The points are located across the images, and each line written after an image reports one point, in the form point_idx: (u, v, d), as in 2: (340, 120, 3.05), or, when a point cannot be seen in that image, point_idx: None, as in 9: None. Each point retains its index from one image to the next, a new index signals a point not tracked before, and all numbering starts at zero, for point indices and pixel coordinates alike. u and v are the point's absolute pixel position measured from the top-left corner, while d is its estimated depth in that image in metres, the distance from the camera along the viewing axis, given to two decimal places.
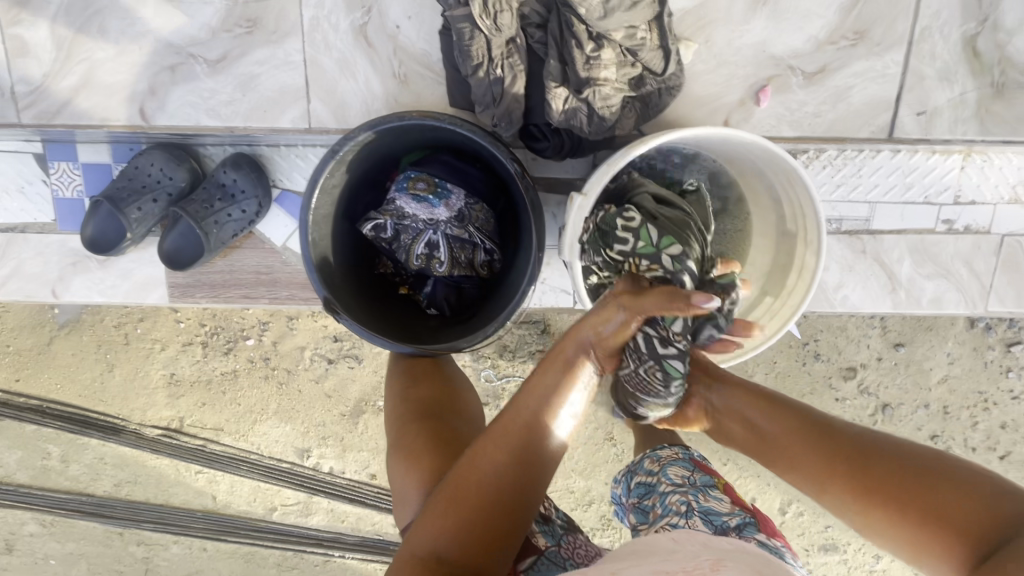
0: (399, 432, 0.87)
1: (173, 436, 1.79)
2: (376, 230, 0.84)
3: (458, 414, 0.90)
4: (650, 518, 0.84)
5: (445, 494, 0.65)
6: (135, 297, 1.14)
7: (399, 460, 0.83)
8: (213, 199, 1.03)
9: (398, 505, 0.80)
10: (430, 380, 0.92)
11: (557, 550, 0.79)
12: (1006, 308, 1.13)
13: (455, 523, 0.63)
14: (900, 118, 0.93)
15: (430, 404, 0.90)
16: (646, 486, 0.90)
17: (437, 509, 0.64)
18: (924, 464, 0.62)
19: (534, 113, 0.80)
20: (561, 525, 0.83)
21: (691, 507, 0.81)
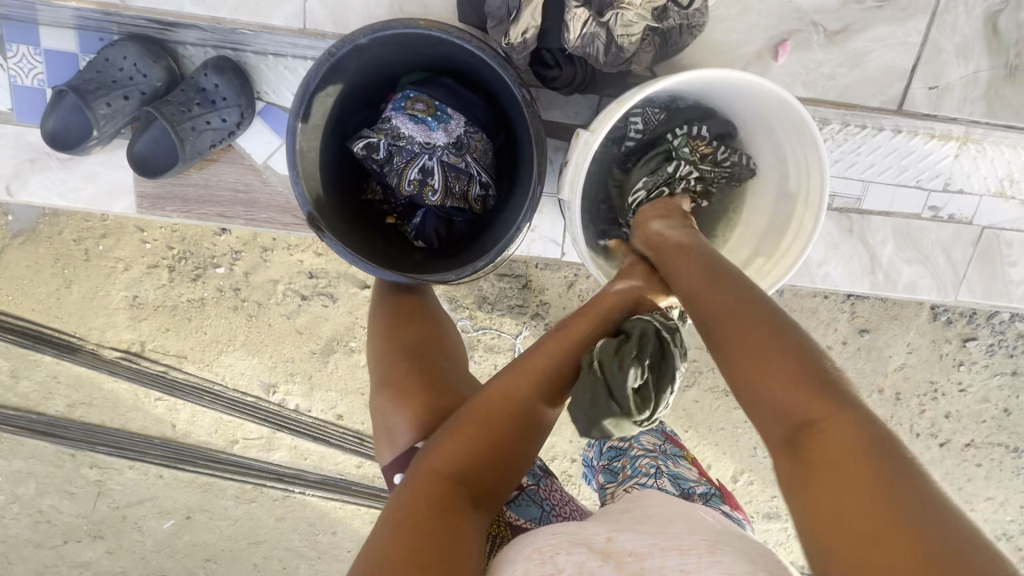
0: (385, 367, 0.82)
1: (133, 360, 1.74)
2: (368, 149, 0.80)
3: (448, 353, 0.85)
4: (618, 478, 0.85)
5: (465, 422, 0.66)
6: (99, 203, 1.07)
7: (387, 396, 0.79)
8: (191, 103, 0.96)
9: (383, 437, 0.78)
10: (418, 318, 0.86)
11: (536, 489, 0.77)
12: (974, 299, 1.16)
13: (476, 446, 0.64)
14: (913, 91, 1.01)
15: (420, 342, 0.84)
16: (617, 450, 0.91)
17: (457, 435, 0.65)
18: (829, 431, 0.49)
19: (550, 36, 0.75)
20: (541, 467, 0.81)
21: (660, 469, 0.83)
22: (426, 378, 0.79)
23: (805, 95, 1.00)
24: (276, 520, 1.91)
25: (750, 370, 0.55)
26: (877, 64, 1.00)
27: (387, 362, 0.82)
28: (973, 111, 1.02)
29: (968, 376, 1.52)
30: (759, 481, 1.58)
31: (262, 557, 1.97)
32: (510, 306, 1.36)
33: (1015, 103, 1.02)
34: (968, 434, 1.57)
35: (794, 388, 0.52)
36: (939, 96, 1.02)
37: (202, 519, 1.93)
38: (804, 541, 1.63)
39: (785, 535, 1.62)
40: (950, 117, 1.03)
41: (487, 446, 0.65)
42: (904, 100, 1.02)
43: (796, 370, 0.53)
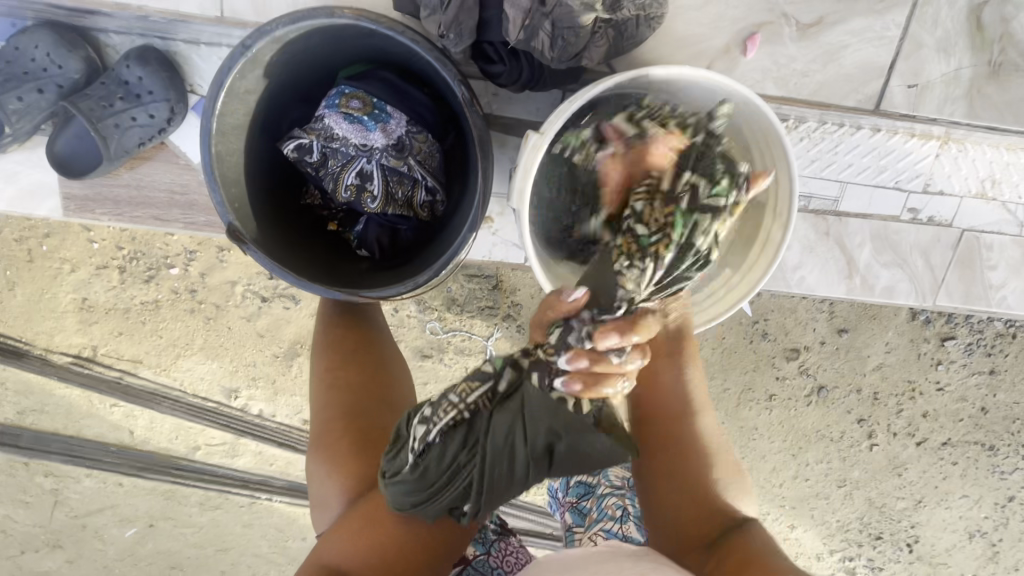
0: (321, 424, 0.76)
1: (85, 365, 1.65)
2: (300, 151, 0.72)
3: (390, 405, 0.79)
4: (586, 521, 0.79)
5: (364, 515, 0.66)
6: (21, 206, 0.98)
7: (320, 458, 0.74)
8: (113, 97, 0.87)
9: (317, 508, 0.73)
10: (360, 364, 0.80)
11: (485, 559, 0.74)
12: (952, 304, 1.12)
13: (371, 546, 0.64)
14: (890, 88, 0.96)
15: (359, 392, 0.78)
16: (586, 486, 0.82)
17: (357, 530, 0.65)
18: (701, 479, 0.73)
19: (490, 28, 0.68)
20: (494, 529, 0.76)
21: (627, 512, 0.78)
22: (359, 442, 0.74)
23: (776, 94, 0.95)
24: (243, 526, 1.84)
25: (669, 428, 0.77)
26: (854, 59, 0.94)
27: (322, 418, 0.76)
28: (952, 110, 0.97)
29: (946, 375, 1.50)
30: None
31: (230, 563, 1.91)
32: (478, 310, 1.29)
33: (994, 102, 0.97)
34: (945, 434, 1.55)
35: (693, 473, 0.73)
36: (917, 94, 0.96)
37: (166, 527, 1.87)
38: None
39: None
40: (927, 117, 0.98)
41: (376, 545, 0.63)
42: (880, 99, 0.96)
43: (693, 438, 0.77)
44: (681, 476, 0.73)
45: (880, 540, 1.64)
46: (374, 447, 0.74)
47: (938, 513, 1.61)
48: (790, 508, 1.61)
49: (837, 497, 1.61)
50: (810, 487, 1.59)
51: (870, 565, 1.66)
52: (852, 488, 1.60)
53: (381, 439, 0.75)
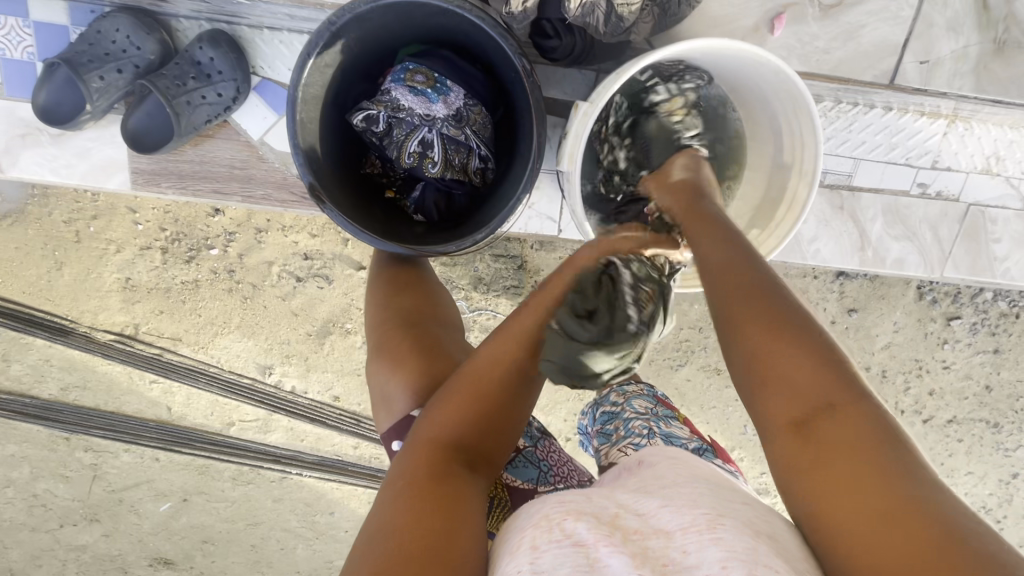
0: (381, 336, 0.83)
1: (127, 343, 1.73)
2: (367, 122, 0.80)
3: (443, 322, 0.85)
4: (613, 439, 0.87)
5: (458, 390, 0.66)
6: (93, 179, 1.06)
7: (380, 363, 0.80)
8: (186, 76, 0.95)
9: (379, 404, 0.79)
10: (415, 287, 0.87)
11: (533, 450, 0.79)
12: (959, 275, 1.19)
13: (469, 412, 0.65)
14: (905, 65, 1.03)
15: (414, 311, 0.84)
16: (610, 414, 0.92)
17: (452, 403, 0.65)
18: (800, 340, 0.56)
19: (549, 6, 0.75)
20: (537, 428, 0.82)
21: (653, 430, 0.84)
22: (419, 346, 0.80)
23: (797, 70, 1.02)
24: (273, 501, 1.92)
25: (729, 285, 0.61)
26: (870, 39, 1.01)
27: (382, 330, 0.83)
28: (962, 85, 1.04)
29: (952, 354, 1.57)
30: (748, 458, 1.62)
31: (259, 538, 1.98)
32: (505, 288, 1.36)
33: (1001, 79, 1.04)
34: (951, 411, 1.62)
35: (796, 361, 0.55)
36: (929, 70, 1.03)
37: (199, 501, 1.94)
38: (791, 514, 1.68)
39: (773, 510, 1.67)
40: (939, 91, 1.05)
41: (472, 411, 0.65)
42: (895, 74, 1.03)
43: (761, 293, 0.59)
44: (774, 367, 0.55)
45: None
46: (431, 351, 0.80)
47: None
48: None
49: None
50: None
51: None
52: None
53: (438, 345, 0.81)
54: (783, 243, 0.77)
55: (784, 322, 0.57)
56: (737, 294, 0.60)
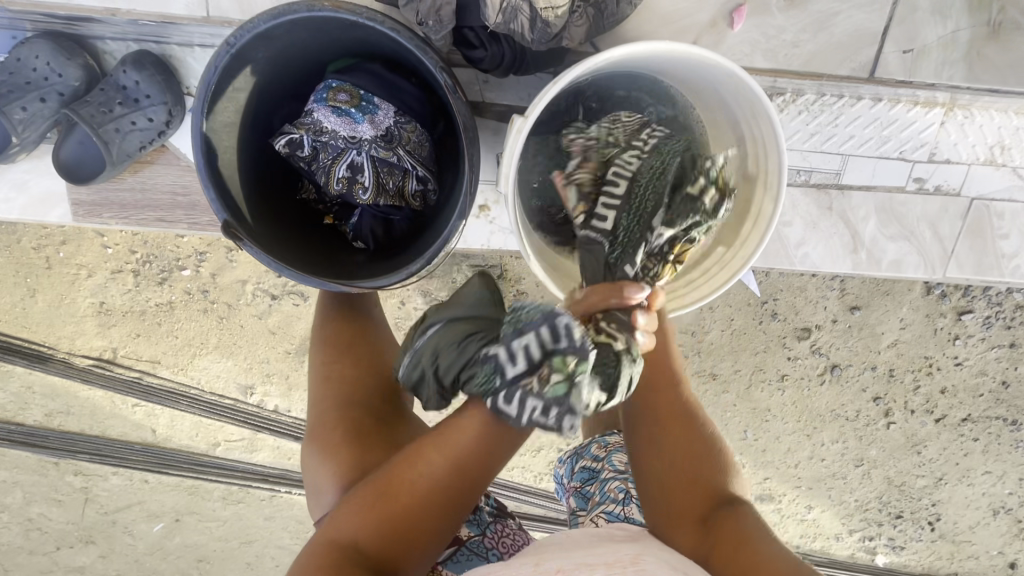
0: (317, 416, 0.76)
1: (106, 367, 1.70)
2: (291, 147, 0.74)
3: (384, 395, 0.79)
4: (589, 505, 0.81)
5: (376, 490, 0.58)
6: (32, 214, 1.01)
7: (313, 446, 0.74)
8: (112, 103, 0.89)
9: (312, 497, 0.72)
10: (356, 357, 0.81)
11: (480, 539, 0.73)
12: (964, 274, 1.10)
13: (378, 523, 0.56)
14: (885, 54, 0.93)
15: (354, 386, 0.78)
16: (590, 471, 0.85)
17: (365, 504, 0.58)
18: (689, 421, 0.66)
19: (470, 12, 0.68)
20: (489, 511, 0.76)
21: (630, 494, 0.78)
22: (354, 429, 0.74)
23: (766, 66, 0.93)
24: (265, 519, 1.89)
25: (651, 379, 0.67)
26: (847, 26, 0.92)
27: (318, 411, 0.76)
28: (952, 74, 0.94)
29: (964, 350, 1.46)
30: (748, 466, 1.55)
31: (254, 555, 1.96)
32: None
33: (996, 64, 0.94)
34: (966, 409, 1.52)
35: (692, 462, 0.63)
36: (914, 60, 0.94)
37: (191, 522, 1.92)
38: (797, 521, 1.63)
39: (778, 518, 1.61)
40: (927, 83, 0.95)
41: (385, 520, 0.56)
42: (875, 66, 0.94)
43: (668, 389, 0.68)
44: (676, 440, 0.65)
45: (901, 519, 1.62)
46: (370, 436, 0.74)
47: (960, 491, 1.58)
48: (806, 489, 1.60)
49: (855, 477, 1.59)
50: (827, 467, 1.58)
51: (892, 544, 1.64)
52: (870, 467, 1.58)
53: (380, 427, 0.75)
54: (746, 264, 0.70)
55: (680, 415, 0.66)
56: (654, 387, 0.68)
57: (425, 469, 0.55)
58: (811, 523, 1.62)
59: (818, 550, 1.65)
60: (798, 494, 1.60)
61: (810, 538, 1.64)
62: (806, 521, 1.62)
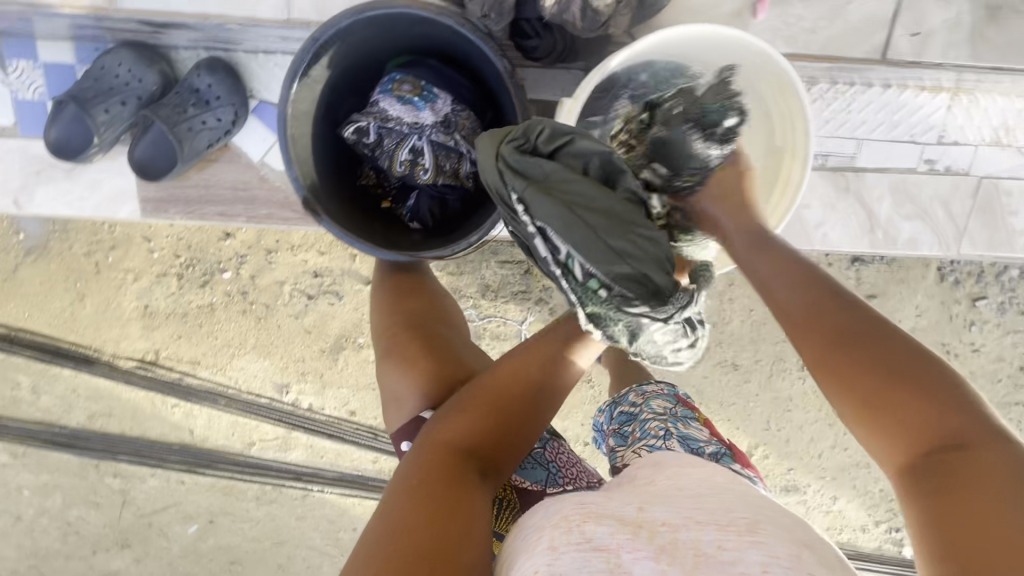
0: (386, 339, 0.82)
1: (148, 369, 1.77)
2: (359, 134, 0.82)
3: (447, 322, 0.85)
4: (628, 441, 0.89)
5: (477, 399, 0.69)
6: (106, 210, 1.10)
7: (391, 363, 0.79)
8: (186, 104, 0.98)
9: (389, 405, 0.78)
10: (422, 288, 0.87)
11: (541, 451, 0.77)
12: (977, 252, 1.16)
13: (488, 422, 0.67)
14: (895, 38, 1.02)
15: (420, 314, 0.83)
16: (629, 414, 0.95)
17: (467, 412, 0.67)
18: (896, 352, 0.57)
19: (527, 7, 0.76)
20: (547, 432, 0.79)
21: (669, 431, 0.87)
22: (426, 344, 0.79)
23: (787, 51, 1.02)
24: (298, 519, 1.92)
25: (828, 350, 0.60)
26: (857, 15, 1.01)
27: (389, 333, 0.82)
28: (958, 54, 1.03)
29: (981, 336, 1.51)
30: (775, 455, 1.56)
31: (286, 556, 1.98)
32: (513, 295, 1.27)
33: (999, 45, 1.03)
34: (986, 394, 1.55)
35: (923, 409, 0.53)
36: (921, 41, 1.02)
37: (225, 523, 1.95)
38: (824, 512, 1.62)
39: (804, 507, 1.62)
40: (935, 63, 1.03)
41: (494, 421, 0.67)
42: (886, 48, 1.02)
43: (863, 340, 0.59)
44: (881, 394, 0.56)
45: None
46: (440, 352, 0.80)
47: None
48: (831, 478, 1.59)
49: None
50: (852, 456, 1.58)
51: None
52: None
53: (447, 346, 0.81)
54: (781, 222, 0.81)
55: (862, 343, 0.58)
56: (836, 332, 0.60)
57: (526, 378, 0.71)
58: (838, 513, 1.62)
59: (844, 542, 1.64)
60: (824, 486, 1.60)
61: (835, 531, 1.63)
62: (833, 511, 1.62)
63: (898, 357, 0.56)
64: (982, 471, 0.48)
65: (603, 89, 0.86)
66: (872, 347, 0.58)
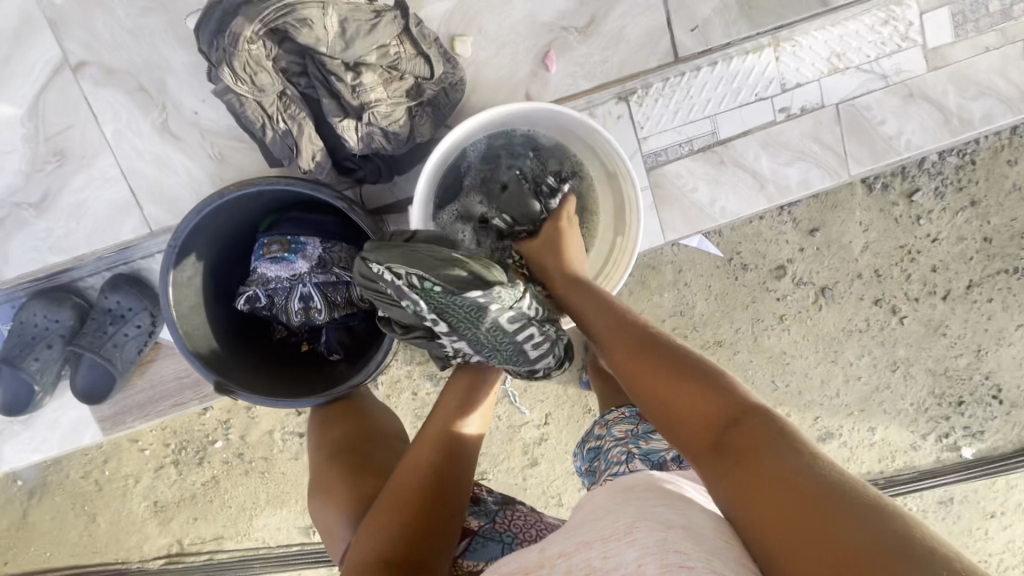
0: (314, 477, 0.82)
1: (178, 560, 1.74)
2: (251, 301, 0.88)
3: (372, 438, 0.85)
4: (598, 476, 0.89)
5: (387, 504, 0.68)
6: (70, 442, 1.15)
7: (319, 500, 0.79)
8: (104, 325, 1.04)
9: (328, 544, 0.76)
10: (340, 413, 0.87)
11: (491, 526, 0.75)
12: (868, 168, 1.20)
13: (402, 520, 0.66)
14: (678, 39, 1.11)
15: (345, 439, 0.84)
16: (596, 449, 0.93)
17: (381, 522, 0.66)
18: (679, 359, 0.66)
19: (339, 150, 0.93)
20: (494, 500, 0.79)
21: (631, 453, 0.86)
22: (344, 469, 0.79)
23: (592, 86, 1.11)
24: None
25: (632, 367, 0.68)
26: (635, 35, 1.10)
27: (313, 468, 0.83)
28: (739, 30, 1.12)
29: (933, 225, 1.40)
30: (795, 411, 1.49)
31: None
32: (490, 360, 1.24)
33: (769, 10, 1.12)
34: (965, 276, 1.42)
35: (697, 399, 0.61)
36: (701, 34, 1.11)
37: None
38: (869, 448, 1.52)
39: (849, 450, 1.51)
40: (722, 45, 1.12)
41: (408, 516, 0.66)
42: (675, 50, 1.11)
43: (654, 356, 0.67)
44: (670, 395, 0.63)
45: (965, 405, 1.48)
46: (363, 471, 0.79)
47: (1005, 352, 1.45)
48: (856, 412, 1.49)
49: (897, 382, 1.48)
50: (866, 384, 1.48)
51: (972, 432, 1.49)
52: (908, 366, 1.47)
53: (368, 461, 0.81)
54: (628, 267, 0.89)
55: (650, 359, 0.67)
56: (637, 350, 0.69)
57: (425, 467, 0.71)
58: (882, 443, 1.51)
59: (904, 468, 1.51)
60: (855, 421, 1.51)
61: (889, 460, 1.51)
62: (877, 444, 1.51)
63: (681, 361, 0.65)
64: (734, 443, 0.56)
65: (452, 175, 0.94)
66: (659, 359, 0.66)
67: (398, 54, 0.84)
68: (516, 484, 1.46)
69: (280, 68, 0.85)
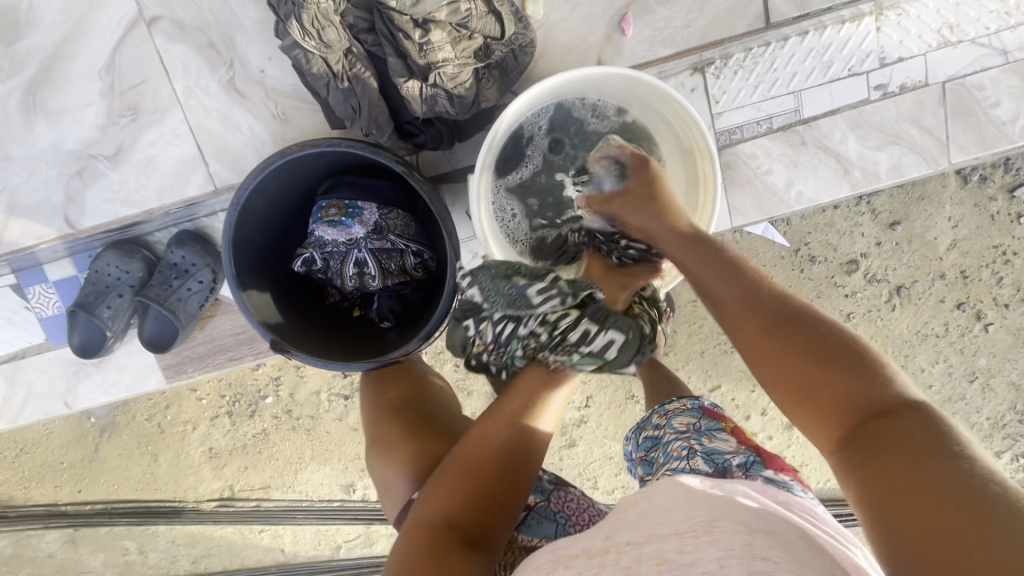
0: (371, 434, 0.82)
1: (229, 504, 1.82)
2: (307, 264, 0.89)
3: (430, 402, 0.85)
4: (654, 468, 0.84)
5: (451, 467, 0.65)
6: (136, 386, 1.22)
7: (377, 456, 0.79)
8: (170, 279, 1.08)
9: (383, 496, 0.77)
10: (397, 380, 0.88)
11: (546, 504, 0.75)
12: (972, 156, 1.07)
13: (465, 488, 0.63)
14: (771, 3, 1.01)
15: (401, 402, 0.85)
16: (653, 439, 0.88)
17: (443, 481, 0.64)
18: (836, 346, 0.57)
19: (402, 111, 0.91)
20: (550, 479, 0.78)
21: (693, 450, 0.80)
22: (405, 432, 0.79)
23: (669, 54, 1.03)
24: None
25: (760, 342, 0.61)
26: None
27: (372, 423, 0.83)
28: None
29: None
30: None
31: None
32: None
33: None
34: None
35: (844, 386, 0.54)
36: None
37: None
38: None
39: None
40: (821, 10, 1.01)
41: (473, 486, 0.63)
42: (767, 15, 1.02)
43: (803, 337, 0.58)
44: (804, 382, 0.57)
45: None
46: (423, 431, 0.79)
47: None
48: None
49: (976, 394, 1.35)
50: (938, 393, 1.35)
51: None
52: (988, 377, 1.33)
53: (427, 425, 0.80)
54: None
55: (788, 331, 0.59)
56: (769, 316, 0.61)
57: (495, 442, 0.64)
58: None
59: None
60: None
61: None
62: None
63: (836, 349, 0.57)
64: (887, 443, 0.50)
65: (513, 144, 0.90)
66: (798, 338, 0.58)
67: (468, 12, 0.80)
68: (552, 463, 1.44)
69: (348, 24, 0.85)
